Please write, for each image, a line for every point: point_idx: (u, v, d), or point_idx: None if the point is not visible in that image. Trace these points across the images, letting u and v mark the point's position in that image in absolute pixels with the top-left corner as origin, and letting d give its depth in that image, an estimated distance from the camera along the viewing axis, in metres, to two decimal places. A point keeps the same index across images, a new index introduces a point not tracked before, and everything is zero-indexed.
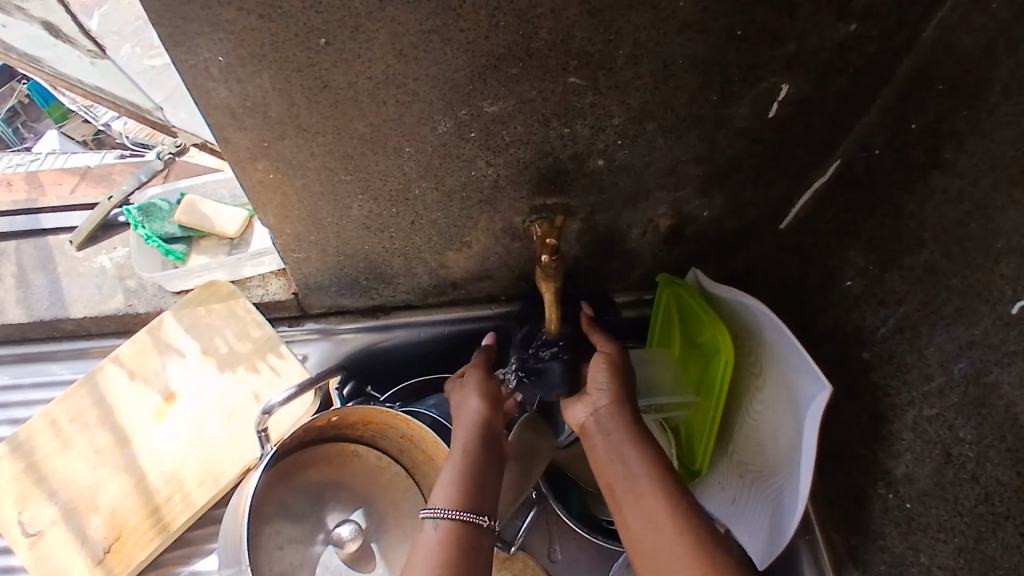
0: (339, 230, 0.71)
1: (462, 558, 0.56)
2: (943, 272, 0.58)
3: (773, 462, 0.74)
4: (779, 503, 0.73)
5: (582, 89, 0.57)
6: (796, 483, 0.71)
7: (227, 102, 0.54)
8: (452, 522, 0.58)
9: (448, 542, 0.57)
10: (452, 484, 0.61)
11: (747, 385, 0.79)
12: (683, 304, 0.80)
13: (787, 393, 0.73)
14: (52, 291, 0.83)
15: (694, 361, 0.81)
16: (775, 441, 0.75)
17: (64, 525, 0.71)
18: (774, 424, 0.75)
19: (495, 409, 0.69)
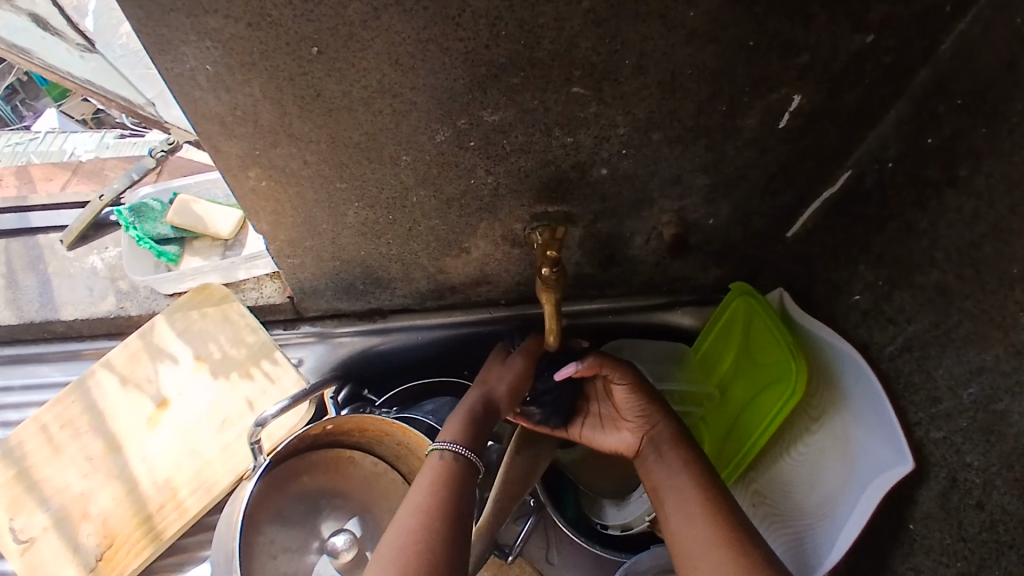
0: (334, 237, 0.69)
1: (455, 486, 0.58)
2: (954, 293, 0.56)
3: (809, 505, 0.74)
4: (803, 537, 0.73)
5: (585, 100, 0.55)
6: (830, 527, 0.70)
7: (216, 110, 0.52)
8: (455, 456, 0.60)
9: (447, 471, 0.59)
10: (461, 433, 0.62)
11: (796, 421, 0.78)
12: (754, 320, 0.80)
13: (841, 440, 0.72)
14: (43, 292, 0.81)
15: (745, 377, 0.81)
16: (811, 476, 0.75)
17: (56, 533, 0.70)
18: (818, 467, 0.74)
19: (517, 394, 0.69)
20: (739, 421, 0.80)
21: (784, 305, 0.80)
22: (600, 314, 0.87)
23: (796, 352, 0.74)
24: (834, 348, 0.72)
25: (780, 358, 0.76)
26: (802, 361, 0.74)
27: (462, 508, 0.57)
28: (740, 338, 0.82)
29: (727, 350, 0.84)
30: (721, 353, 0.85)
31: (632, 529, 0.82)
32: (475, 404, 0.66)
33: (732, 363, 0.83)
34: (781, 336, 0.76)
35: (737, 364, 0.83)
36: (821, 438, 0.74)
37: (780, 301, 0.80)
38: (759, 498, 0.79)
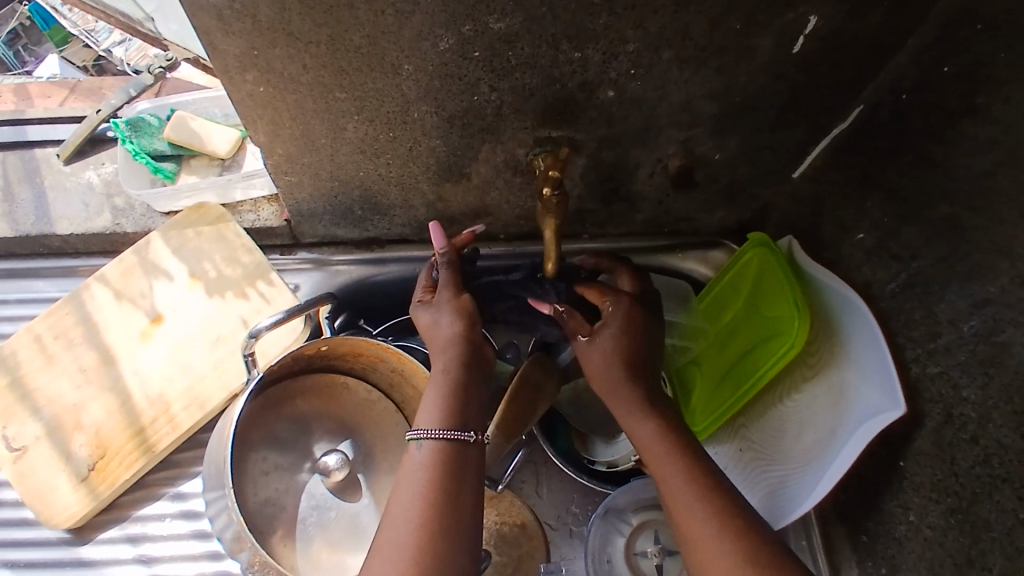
0: (333, 153, 0.68)
1: (451, 477, 0.53)
2: (963, 226, 0.55)
3: (793, 453, 0.73)
4: (785, 480, 0.73)
5: (596, 8, 0.53)
6: (818, 468, 0.70)
7: (213, 2, 0.50)
8: (437, 442, 0.55)
9: (434, 460, 0.54)
10: (439, 414, 0.57)
11: (795, 374, 0.76)
12: (766, 270, 0.78)
13: (837, 394, 0.70)
14: (39, 206, 0.80)
15: (747, 324, 0.80)
16: (798, 422, 0.74)
17: (49, 443, 0.71)
18: (807, 417, 0.73)
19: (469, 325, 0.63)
20: (738, 364, 0.79)
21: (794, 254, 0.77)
22: (600, 254, 0.87)
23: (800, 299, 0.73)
24: (836, 296, 0.70)
25: (785, 308, 0.75)
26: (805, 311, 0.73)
27: (462, 496, 0.53)
28: (749, 290, 0.80)
29: (734, 298, 0.82)
30: (726, 303, 0.83)
31: (620, 465, 0.83)
32: (447, 370, 0.60)
33: (738, 308, 0.81)
34: (788, 283, 0.75)
35: (745, 311, 0.81)
36: (814, 387, 0.73)
37: (790, 250, 0.78)
38: (744, 450, 0.78)
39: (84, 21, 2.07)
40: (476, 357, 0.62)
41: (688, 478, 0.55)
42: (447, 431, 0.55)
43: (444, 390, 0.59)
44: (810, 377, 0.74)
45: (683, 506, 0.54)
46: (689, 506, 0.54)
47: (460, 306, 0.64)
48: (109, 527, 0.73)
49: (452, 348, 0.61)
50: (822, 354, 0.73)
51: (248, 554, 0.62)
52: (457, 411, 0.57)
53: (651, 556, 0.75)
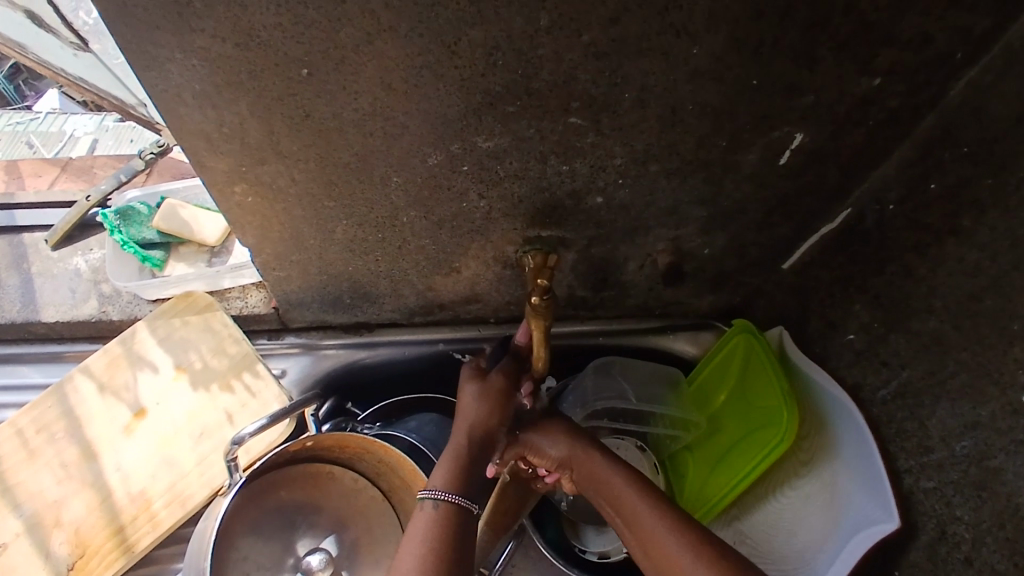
0: (322, 252, 0.68)
1: (454, 539, 0.58)
2: (950, 343, 0.55)
3: (788, 552, 0.71)
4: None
5: (583, 130, 0.53)
6: (834, 548, 0.67)
7: (202, 126, 0.50)
8: (448, 503, 0.60)
9: (442, 518, 0.59)
10: (449, 478, 0.62)
11: (787, 469, 0.75)
12: (751, 358, 0.77)
13: (830, 494, 0.69)
14: (25, 292, 0.79)
15: (736, 412, 0.79)
16: (795, 514, 0.72)
17: (28, 539, 0.69)
18: (801, 516, 0.71)
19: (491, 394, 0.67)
20: (727, 454, 0.78)
21: (783, 346, 0.76)
22: (590, 336, 0.87)
23: (789, 394, 0.72)
24: (825, 394, 0.70)
25: (773, 399, 0.74)
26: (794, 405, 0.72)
27: (461, 559, 0.57)
28: (734, 378, 0.79)
29: (726, 378, 0.80)
30: (715, 388, 0.81)
31: (611, 557, 0.83)
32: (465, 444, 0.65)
33: (727, 396, 0.80)
34: (776, 377, 0.74)
35: (731, 401, 0.80)
36: (807, 485, 0.72)
37: (779, 341, 0.77)
38: (743, 541, 0.75)
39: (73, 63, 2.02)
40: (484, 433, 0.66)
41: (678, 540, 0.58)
42: (460, 495, 0.60)
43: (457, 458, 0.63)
44: (803, 474, 0.73)
45: (649, 531, 0.60)
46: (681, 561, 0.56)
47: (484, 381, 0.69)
48: None
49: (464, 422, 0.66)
50: (813, 450, 0.72)
51: None
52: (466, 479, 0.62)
53: None
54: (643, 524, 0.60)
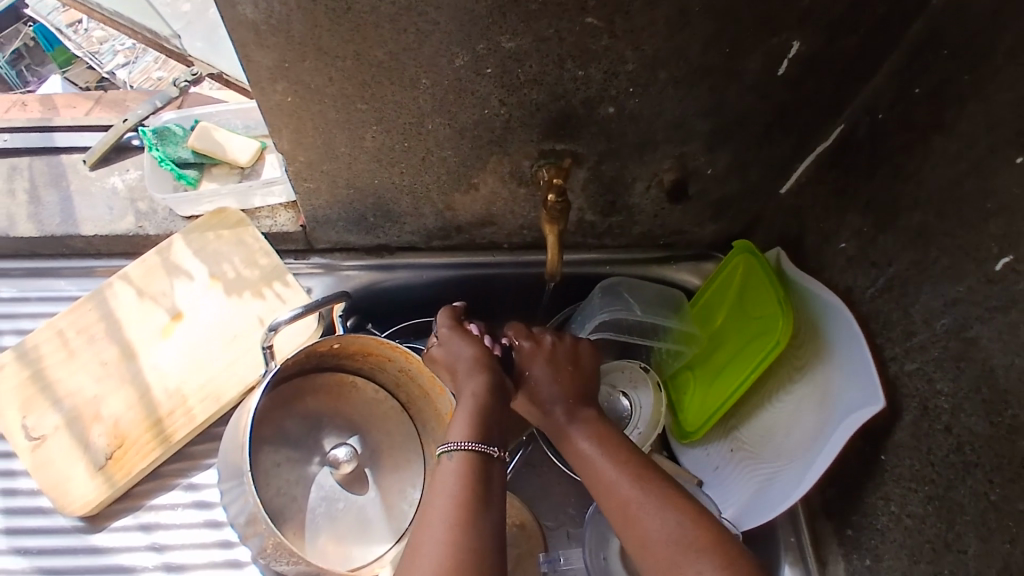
0: (351, 161, 0.73)
1: (482, 486, 0.55)
2: (933, 232, 0.60)
3: (779, 449, 0.77)
4: (772, 478, 0.76)
5: (599, 31, 0.58)
6: (822, 441, 0.72)
7: (252, 18, 0.55)
8: (469, 452, 0.57)
9: (465, 469, 0.56)
10: (466, 429, 0.60)
11: (782, 376, 0.80)
12: (751, 274, 0.82)
13: (822, 393, 0.74)
14: (64, 208, 0.84)
15: (735, 328, 0.83)
16: (789, 414, 0.78)
17: (67, 431, 0.75)
18: (795, 416, 0.77)
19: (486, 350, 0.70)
20: (725, 366, 0.83)
21: (781, 264, 0.80)
22: (596, 264, 0.92)
23: (786, 304, 0.77)
24: (818, 300, 0.74)
25: (770, 310, 0.79)
26: (790, 313, 0.76)
27: (493, 504, 0.55)
28: (734, 295, 0.84)
29: (727, 296, 0.85)
30: (716, 306, 0.86)
31: None
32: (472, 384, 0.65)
33: (727, 313, 0.85)
34: (773, 288, 0.78)
35: (731, 318, 0.84)
36: (800, 387, 0.77)
37: (777, 261, 0.81)
38: (740, 446, 0.81)
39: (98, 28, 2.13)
40: (496, 378, 0.67)
41: (656, 508, 0.55)
42: (478, 443, 0.58)
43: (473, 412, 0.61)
44: (796, 378, 0.78)
45: (616, 493, 0.58)
46: (649, 530, 0.54)
47: (468, 337, 0.71)
48: (122, 515, 0.76)
49: (467, 368, 0.68)
50: (806, 355, 0.76)
51: (263, 536, 0.65)
52: (486, 428, 0.60)
53: None
54: (615, 490, 0.58)
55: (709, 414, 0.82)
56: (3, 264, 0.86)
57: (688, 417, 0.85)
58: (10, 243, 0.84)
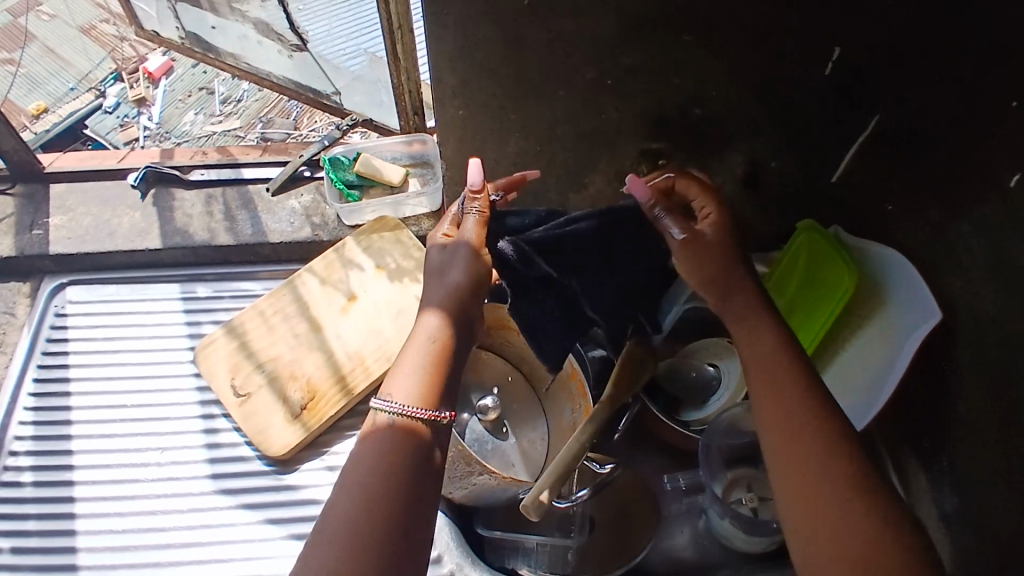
0: (495, 166, 0.94)
1: (410, 461, 0.58)
2: (961, 177, 0.78)
3: (858, 383, 0.92)
4: (856, 402, 0.91)
5: (693, 49, 0.80)
6: (897, 362, 0.87)
7: (450, 48, 0.79)
8: (405, 418, 0.60)
9: (400, 437, 0.59)
10: (412, 393, 0.62)
11: (851, 327, 0.95)
12: (815, 247, 0.99)
13: (889, 328, 0.90)
14: (255, 223, 1.06)
15: (805, 293, 0.98)
16: (863, 356, 0.92)
17: (269, 389, 0.92)
18: (867, 354, 0.92)
19: (475, 289, 0.71)
20: (804, 323, 0.97)
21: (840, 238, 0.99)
22: None
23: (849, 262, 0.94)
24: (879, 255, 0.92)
25: (833, 271, 0.96)
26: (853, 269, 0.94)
27: (419, 480, 0.58)
28: (801, 267, 1.00)
29: (794, 269, 1.01)
30: (785, 278, 1.01)
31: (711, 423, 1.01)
32: (430, 326, 0.66)
33: (796, 283, 1.00)
34: (837, 253, 0.96)
35: (800, 287, 1.00)
36: (868, 330, 0.93)
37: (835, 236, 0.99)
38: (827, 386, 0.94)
39: (158, 140, 2.34)
40: (461, 317, 0.69)
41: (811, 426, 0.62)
42: (417, 410, 0.60)
43: (426, 360, 0.64)
44: (862, 324, 0.94)
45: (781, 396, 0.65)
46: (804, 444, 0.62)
47: (478, 265, 0.72)
48: (310, 459, 0.92)
49: (447, 299, 0.69)
50: (870, 303, 0.93)
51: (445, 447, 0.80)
52: (434, 393, 0.62)
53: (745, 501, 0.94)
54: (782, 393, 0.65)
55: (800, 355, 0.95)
56: (202, 270, 1.08)
57: (798, 332, 0.97)
58: (212, 251, 1.06)
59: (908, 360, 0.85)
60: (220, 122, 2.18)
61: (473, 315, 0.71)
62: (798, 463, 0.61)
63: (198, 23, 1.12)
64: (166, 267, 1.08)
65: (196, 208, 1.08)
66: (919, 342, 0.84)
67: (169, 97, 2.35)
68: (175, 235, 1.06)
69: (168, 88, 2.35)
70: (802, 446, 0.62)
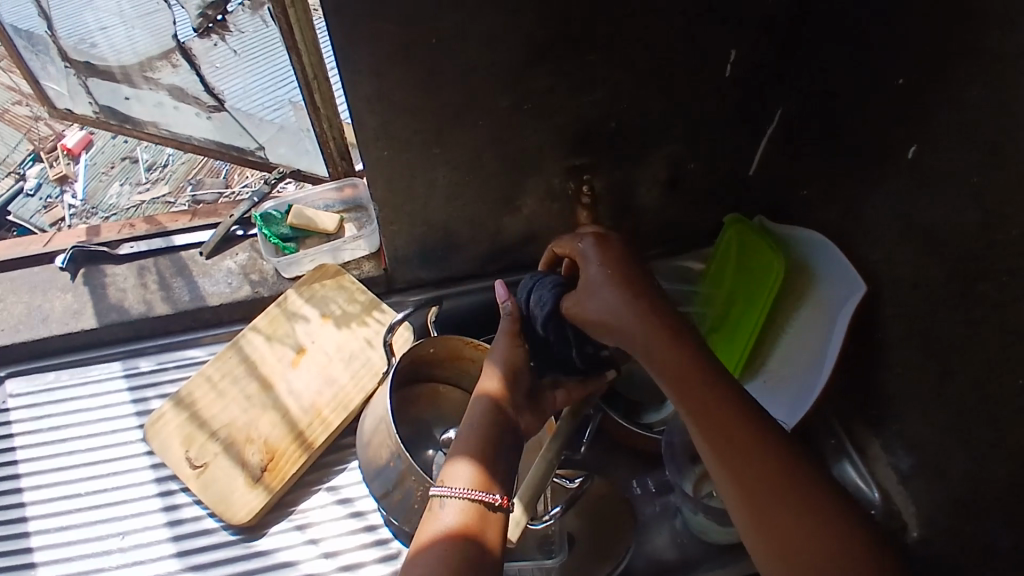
0: (427, 200, 0.95)
1: (470, 537, 0.62)
2: (864, 155, 0.83)
3: (798, 364, 0.96)
4: (799, 383, 0.95)
5: (600, 66, 0.83)
6: (832, 338, 0.92)
7: (366, 94, 0.80)
8: (465, 500, 0.65)
9: (460, 519, 0.64)
10: (466, 478, 0.66)
11: (788, 310, 0.99)
12: (743, 238, 1.03)
13: (820, 306, 0.94)
14: (192, 289, 1.04)
15: (740, 283, 1.03)
16: (801, 334, 0.96)
17: (227, 455, 0.90)
18: (804, 334, 0.96)
19: (514, 378, 0.76)
20: (744, 314, 1.01)
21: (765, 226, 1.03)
22: None
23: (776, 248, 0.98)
24: (802, 238, 0.97)
25: (763, 259, 1.00)
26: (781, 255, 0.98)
27: (489, 556, 0.62)
28: (734, 258, 1.04)
29: (727, 262, 1.05)
30: (720, 272, 1.05)
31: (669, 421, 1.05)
32: (478, 424, 0.70)
33: (731, 274, 1.04)
34: (764, 241, 1.00)
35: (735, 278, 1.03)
36: (803, 311, 0.97)
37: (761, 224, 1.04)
38: (769, 371, 0.98)
39: (86, 216, 2.07)
40: (501, 416, 0.72)
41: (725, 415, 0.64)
42: (477, 495, 0.65)
43: (483, 454, 0.68)
44: (796, 306, 0.98)
45: (691, 386, 0.66)
46: (722, 436, 0.64)
47: (512, 355, 0.77)
48: (278, 521, 0.89)
49: (484, 399, 0.73)
50: (800, 285, 0.97)
51: (414, 487, 0.80)
52: (487, 479, 0.66)
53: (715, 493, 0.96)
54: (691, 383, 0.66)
55: (744, 344, 0.99)
56: (143, 343, 1.05)
57: (737, 325, 1.01)
58: (150, 324, 1.03)
59: (842, 335, 0.89)
60: (146, 191, 1.97)
61: (516, 414, 0.73)
62: (743, 463, 0.62)
63: (111, 97, 1.09)
64: (105, 346, 1.05)
65: (129, 281, 1.05)
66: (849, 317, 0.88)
67: (91, 172, 2.16)
68: (111, 312, 1.03)
69: (89, 161, 2.18)
70: (740, 443, 0.63)
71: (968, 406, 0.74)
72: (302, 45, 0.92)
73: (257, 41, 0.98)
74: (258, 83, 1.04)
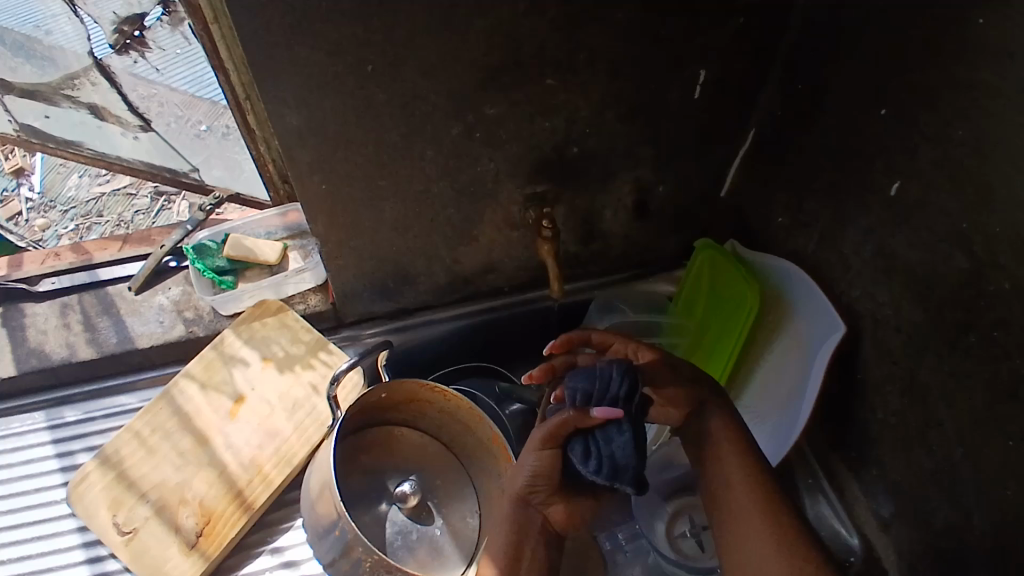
0: (374, 233, 0.87)
1: None
2: (841, 185, 0.77)
3: (775, 400, 0.91)
4: (776, 421, 0.90)
5: (556, 90, 0.76)
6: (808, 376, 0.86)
7: (297, 126, 0.72)
8: None
9: None
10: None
11: (765, 341, 0.94)
12: (716, 265, 0.97)
13: (796, 340, 0.88)
14: (119, 330, 0.95)
15: (713, 313, 0.97)
16: (776, 368, 0.91)
17: (158, 520, 0.81)
18: (781, 368, 0.91)
19: (538, 488, 0.70)
20: (715, 345, 0.96)
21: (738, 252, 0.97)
22: (587, 291, 1.06)
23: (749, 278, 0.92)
24: (776, 267, 0.91)
25: (736, 288, 0.94)
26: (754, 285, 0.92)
27: None
28: (706, 287, 0.99)
29: (699, 290, 1.00)
30: (692, 301, 1.00)
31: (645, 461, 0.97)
32: (505, 524, 0.71)
33: (704, 303, 0.99)
34: (737, 269, 0.94)
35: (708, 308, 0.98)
36: (779, 344, 0.92)
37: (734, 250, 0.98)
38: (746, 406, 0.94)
39: (45, 212, 1.67)
40: (527, 516, 0.71)
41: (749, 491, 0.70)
42: None
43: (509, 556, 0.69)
44: (773, 338, 0.93)
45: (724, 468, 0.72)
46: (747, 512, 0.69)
47: (541, 461, 0.69)
48: None
49: (509, 504, 0.71)
50: (776, 316, 0.92)
51: (361, 558, 0.74)
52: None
53: (689, 535, 0.90)
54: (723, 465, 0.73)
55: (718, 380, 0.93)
56: (68, 391, 0.96)
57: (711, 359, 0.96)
58: (74, 370, 0.94)
59: (820, 375, 0.83)
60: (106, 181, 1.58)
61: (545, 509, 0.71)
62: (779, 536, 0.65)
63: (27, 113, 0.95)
64: (25, 395, 0.96)
65: (50, 322, 0.96)
66: (828, 357, 0.82)
67: (49, 162, 1.71)
68: (30, 357, 0.93)
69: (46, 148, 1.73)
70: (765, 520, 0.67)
71: (952, 458, 0.70)
72: (229, 60, 0.84)
73: (182, 60, 0.89)
74: (189, 99, 0.94)
